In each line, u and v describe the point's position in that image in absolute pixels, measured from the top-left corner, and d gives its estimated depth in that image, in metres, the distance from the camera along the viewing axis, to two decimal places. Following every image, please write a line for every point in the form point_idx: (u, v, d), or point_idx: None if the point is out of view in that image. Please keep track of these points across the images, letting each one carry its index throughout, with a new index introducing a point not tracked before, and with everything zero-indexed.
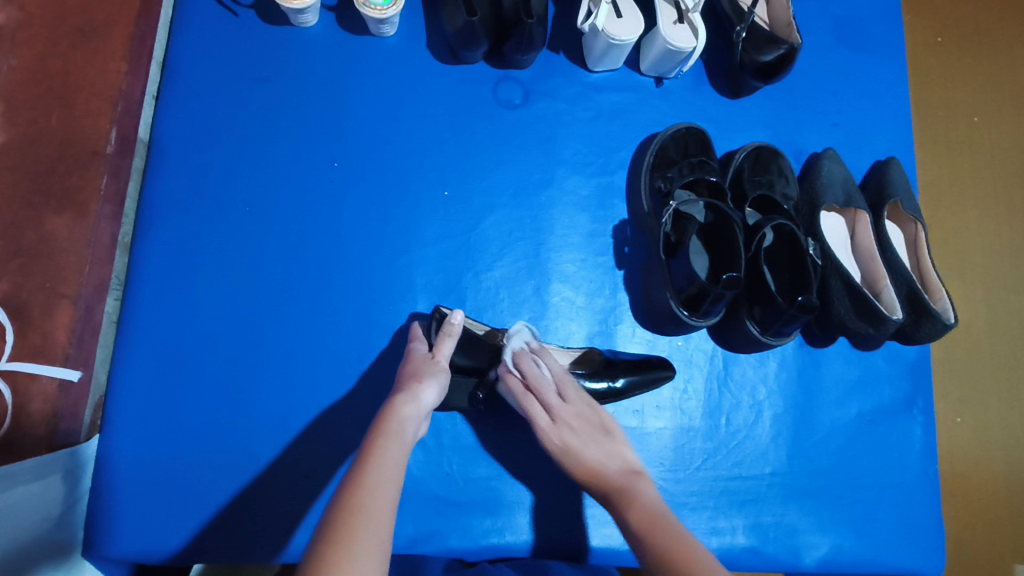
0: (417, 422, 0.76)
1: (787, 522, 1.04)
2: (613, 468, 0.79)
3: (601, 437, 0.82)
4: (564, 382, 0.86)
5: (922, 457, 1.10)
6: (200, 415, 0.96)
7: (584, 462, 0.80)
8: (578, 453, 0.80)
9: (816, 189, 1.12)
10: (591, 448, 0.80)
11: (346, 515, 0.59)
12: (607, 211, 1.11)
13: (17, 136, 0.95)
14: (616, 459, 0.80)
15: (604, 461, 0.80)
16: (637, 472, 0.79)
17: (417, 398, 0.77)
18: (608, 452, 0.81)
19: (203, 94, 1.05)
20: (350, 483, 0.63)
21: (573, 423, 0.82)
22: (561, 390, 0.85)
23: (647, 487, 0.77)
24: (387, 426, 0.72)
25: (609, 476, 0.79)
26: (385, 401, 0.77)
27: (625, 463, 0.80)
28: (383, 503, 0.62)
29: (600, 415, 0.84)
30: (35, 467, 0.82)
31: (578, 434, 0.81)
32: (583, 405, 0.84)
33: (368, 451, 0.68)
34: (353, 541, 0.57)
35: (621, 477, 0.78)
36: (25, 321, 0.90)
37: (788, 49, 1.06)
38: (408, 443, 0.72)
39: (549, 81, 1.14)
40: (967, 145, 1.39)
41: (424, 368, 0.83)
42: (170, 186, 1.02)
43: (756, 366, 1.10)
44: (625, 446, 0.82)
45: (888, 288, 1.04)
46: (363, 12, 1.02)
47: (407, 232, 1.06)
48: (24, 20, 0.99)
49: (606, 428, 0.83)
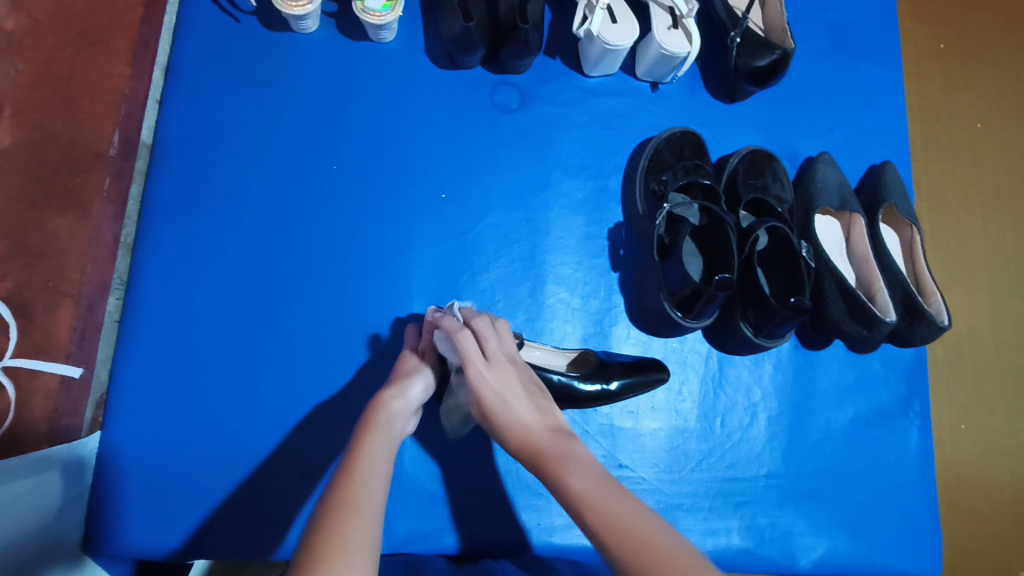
0: (405, 417, 0.77)
1: (783, 524, 1.05)
2: (538, 423, 0.73)
3: (534, 394, 0.76)
4: (497, 332, 0.83)
5: (919, 459, 1.10)
6: (200, 414, 0.97)
7: (510, 412, 0.74)
8: (507, 400, 0.74)
9: (811, 192, 1.13)
10: (519, 399, 0.75)
11: (336, 510, 0.60)
12: (603, 213, 1.12)
13: (22, 139, 0.96)
14: (546, 417, 0.74)
15: (532, 416, 0.74)
16: (567, 436, 0.72)
17: (406, 393, 0.79)
18: (538, 408, 0.75)
19: (205, 98, 1.07)
20: (340, 479, 0.64)
21: (507, 373, 0.77)
22: (496, 338, 0.82)
23: (578, 447, 0.71)
24: (375, 419, 0.73)
25: (534, 433, 0.72)
26: (374, 397, 0.77)
27: (556, 424, 0.74)
28: (372, 500, 0.62)
29: (531, 373, 0.79)
30: (34, 462, 0.84)
31: (506, 381, 0.76)
32: (518, 360, 0.80)
33: (356, 445, 0.69)
34: (345, 534, 0.57)
35: (547, 437, 0.71)
36: (29, 319, 0.90)
37: (781, 54, 1.07)
38: (396, 437, 0.74)
39: (545, 85, 1.15)
40: (967, 151, 1.39)
41: (413, 364, 0.84)
42: (172, 189, 1.04)
43: (751, 368, 1.11)
44: (555, 408, 0.76)
45: (883, 292, 1.05)
46: (363, 17, 1.04)
47: (405, 234, 1.07)
48: (31, 27, 1.00)
49: (538, 387, 0.78)
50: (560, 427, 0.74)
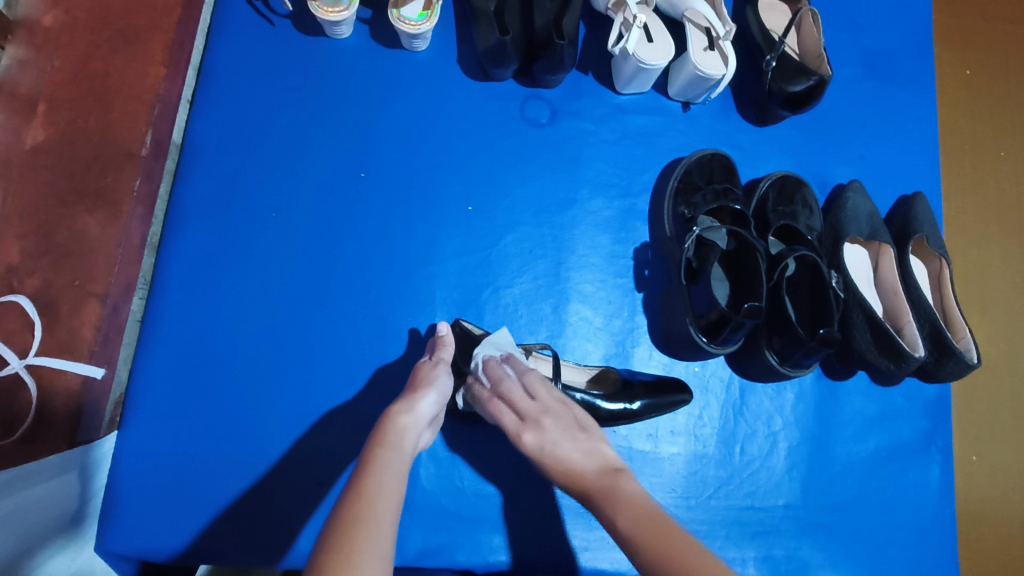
0: (417, 431, 0.75)
1: (800, 556, 1.03)
2: (587, 466, 0.74)
3: (578, 435, 0.77)
4: (534, 385, 0.83)
5: (940, 494, 1.09)
6: (221, 418, 0.97)
7: (560, 460, 0.75)
8: (552, 451, 0.76)
9: (841, 221, 1.12)
10: (568, 449, 0.75)
11: (348, 525, 0.59)
12: (629, 233, 1.11)
13: (55, 135, 0.97)
14: (594, 457, 0.75)
15: (581, 459, 0.75)
16: (617, 470, 0.74)
17: (415, 407, 0.76)
18: (584, 450, 0.75)
19: (237, 101, 1.07)
20: (351, 493, 0.63)
21: (548, 421, 0.78)
22: (531, 390, 0.82)
23: (628, 486, 0.72)
24: (384, 436, 0.71)
25: (587, 479, 0.73)
26: (382, 413, 0.75)
27: (603, 461, 0.75)
28: (385, 516, 0.61)
29: (575, 413, 0.80)
30: (49, 467, 0.83)
31: (547, 433, 0.77)
32: (557, 403, 0.80)
33: (366, 461, 0.68)
34: (354, 550, 0.57)
35: (600, 482, 0.73)
36: (53, 317, 0.91)
37: (817, 80, 1.05)
38: (407, 454, 0.72)
39: (576, 100, 1.14)
40: (993, 178, 1.37)
41: (425, 376, 0.83)
42: (200, 189, 1.04)
43: (773, 397, 1.09)
44: (603, 443, 0.77)
45: (911, 325, 1.03)
46: (397, 26, 1.03)
47: (430, 246, 1.06)
48: (68, 23, 1.02)
49: (582, 426, 0.78)
50: (609, 463, 0.75)
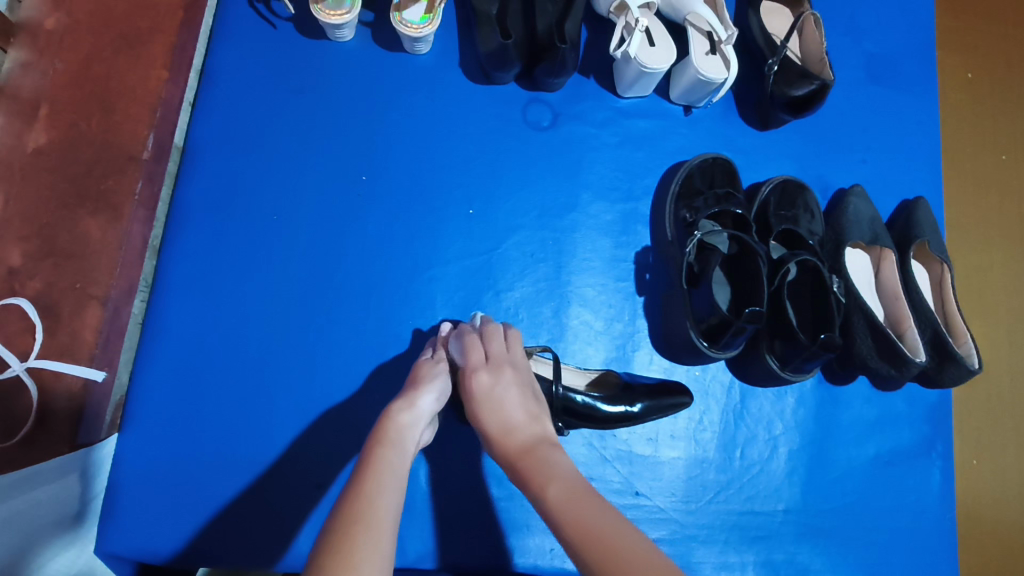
0: (417, 430, 0.75)
1: (799, 561, 1.03)
2: (523, 427, 0.74)
3: (530, 395, 0.77)
4: (512, 341, 0.85)
5: (940, 499, 1.08)
6: (222, 421, 0.97)
7: (500, 407, 0.75)
8: (499, 395, 0.76)
9: (843, 225, 1.11)
10: (515, 401, 0.76)
11: (347, 525, 0.59)
12: (630, 236, 1.11)
13: (57, 137, 0.97)
14: (534, 424, 0.74)
15: (519, 417, 0.74)
16: (551, 445, 0.72)
17: (415, 405, 0.77)
18: (529, 413, 0.75)
19: (239, 104, 1.07)
20: (351, 493, 0.63)
21: (508, 372, 0.79)
22: (508, 344, 0.84)
23: (549, 458, 0.70)
24: (384, 434, 0.71)
25: (517, 436, 0.73)
26: (382, 411, 0.76)
27: (542, 432, 0.74)
28: (384, 515, 0.61)
29: (534, 378, 0.81)
30: (51, 469, 0.83)
31: (504, 379, 0.78)
32: (524, 364, 0.82)
33: (367, 460, 0.68)
34: (353, 550, 0.56)
35: (521, 444, 0.72)
36: (54, 320, 0.91)
37: (820, 85, 1.05)
38: (408, 452, 0.72)
39: (578, 104, 1.14)
40: (995, 181, 1.37)
41: (425, 372, 0.83)
42: (202, 192, 1.04)
43: (774, 401, 1.09)
44: (547, 417, 0.76)
45: (913, 331, 1.03)
46: (399, 29, 1.03)
47: (431, 249, 1.06)
48: (71, 26, 1.02)
49: (536, 392, 0.79)
50: (543, 435, 0.73)
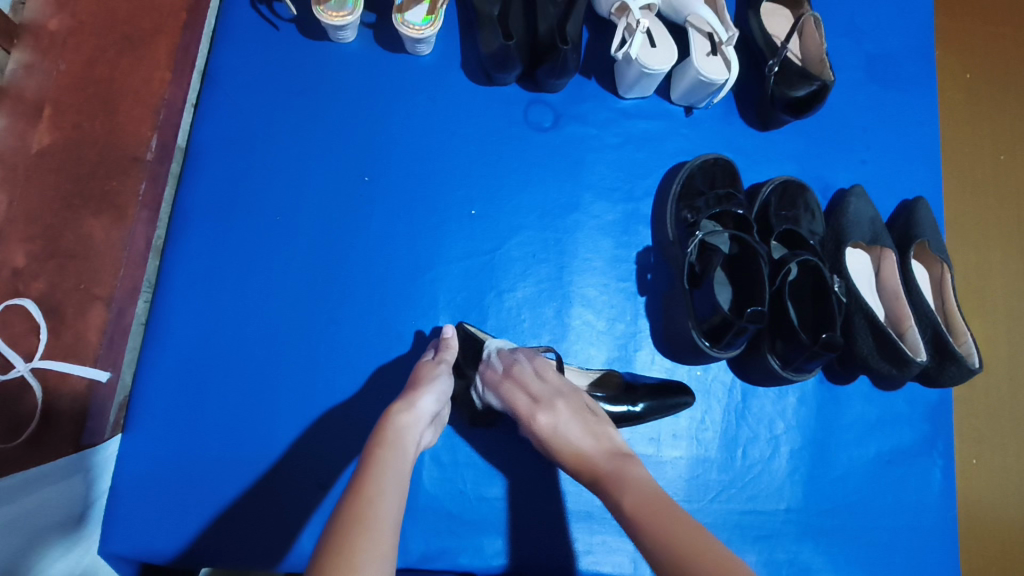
0: (417, 430, 0.75)
1: (801, 560, 1.04)
2: (595, 447, 0.76)
3: (590, 417, 0.80)
4: (543, 368, 0.87)
5: (941, 498, 1.09)
6: (226, 421, 0.97)
7: (568, 440, 0.78)
8: (562, 432, 0.78)
9: (843, 225, 1.12)
10: (575, 427, 0.78)
11: (348, 526, 0.59)
12: (632, 237, 1.12)
13: (61, 138, 0.98)
14: (602, 440, 0.77)
15: (590, 443, 0.77)
16: (625, 454, 0.75)
17: (414, 405, 0.77)
18: (595, 433, 0.78)
19: (242, 104, 1.07)
20: (351, 494, 0.63)
21: (561, 401, 0.81)
22: (541, 373, 0.86)
23: (635, 468, 0.73)
24: (384, 435, 0.72)
25: (593, 458, 0.75)
26: (383, 412, 0.76)
27: (614, 445, 0.77)
28: (386, 519, 0.61)
29: (583, 398, 0.83)
30: (57, 469, 0.83)
31: (559, 414, 0.80)
32: (568, 388, 0.85)
33: (367, 461, 0.68)
34: (353, 552, 0.56)
35: (609, 462, 0.74)
36: (59, 320, 0.91)
37: (821, 85, 1.05)
38: (407, 453, 0.72)
39: (579, 105, 1.15)
40: (993, 180, 1.38)
41: (425, 375, 0.84)
42: (205, 193, 1.04)
43: (775, 401, 1.10)
44: (612, 429, 0.79)
45: (914, 329, 1.04)
46: (401, 30, 1.03)
47: (434, 249, 1.07)
48: (74, 28, 1.03)
49: (591, 410, 0.82)
50: (621, 447, 0.77)
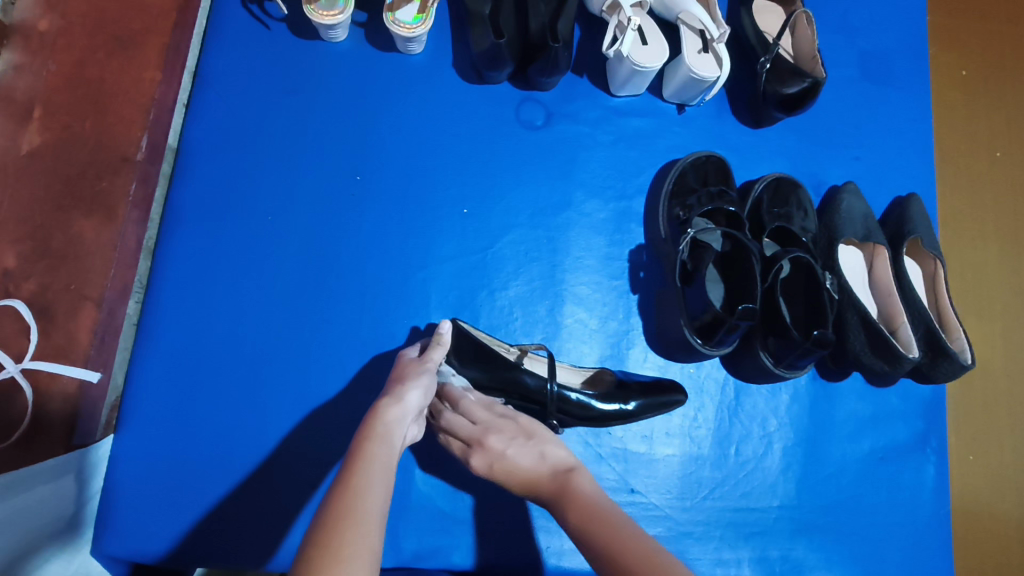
0: (404, 425, 0.76)
1: (794, 557, 1.04)
2: (538, 467, 0.81)
3: (523, 441, 0.83)
4: (468, 407, 0.87)
5: (934, 495, 1.09)
6: (218, 421, 0.97)
7: (510, 472, 0.82)
8: (501, 467, 0.82)
9: (835, 222, 1.12)
10: (517, 457, 0.82)
11: (337, 520, 0.59)
12: (625, 234, 1.12)
13: (51, 139, 0.98)
14: (543, 458, 0.82)
15: (532, 466, 0.81)
16: (568, 468, 0.81)
17: (402, 400, 0.78)
18: (534, 454, 0.82)
19: (233, 104, 1.07)
20: (339, 488, 0.64)
21: (492, 437, 0.84)
22: (468, 414, 0.87)
23: (579, 480, 0.78)
24: (372, 429, 0.73)
25: (541, 481, 0.80)
26: (371, 407, 0.77)
27: (554, 461, 0.81)
28: (373, 513, 0.62)
29: (517, 422, 0.86)
30: (47, 469, 0.83)
31: (494, 452, 0.83)
32: (499, 419, 0.86)
33: (355, 455, 0.69)
34: (342, 545, 0.57)
35: (554, 481, 0.79)
36: (49, 321, 0.92)
37: (811, 83, 1.06)
38: (395, 446, 0.73)
39: (571, 103, 1.15)
40: (987, 177, 1.38)
41: (411, 371, 0.84)
42: (196, 193, 1.04)
43: (768, 398, 1.10)
44: (549, 443, 0.83)
45: (905, 327, 1.04)
46: (392, 29, 1.03)
47: (426, 248, 1.07)
48: (64, 27, 1.02)
49: (527, 432, 0.85)
50: (562, 462, 0.81)
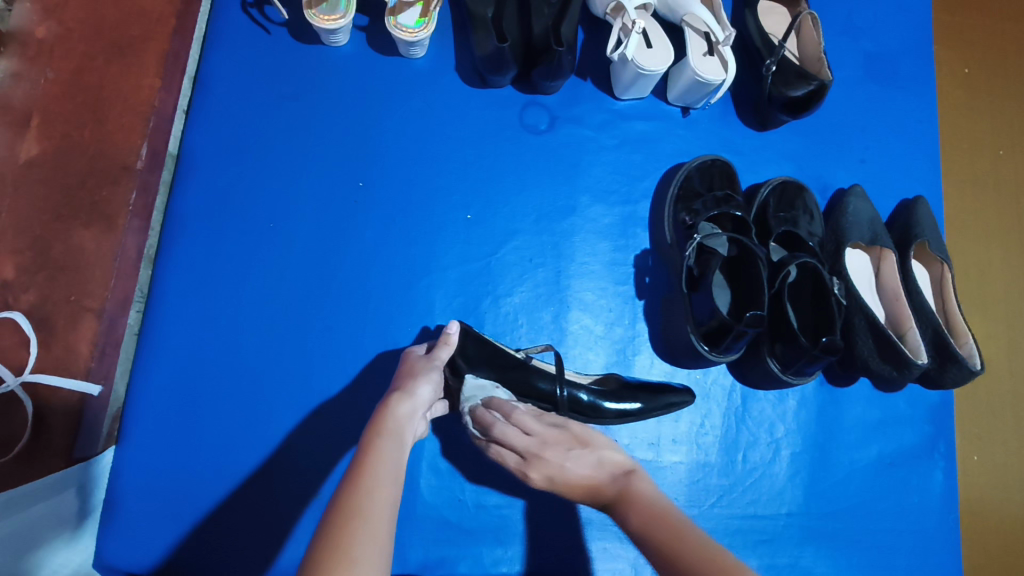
0: (414, 421, 0.76)
1: (803, 564, 1.03)
2: (599, 474, 0.79)
3: (579, 450, 0.80)
4: (523, 419, 0.82)
5: (943, 499, 1.08)
6: (221, 431, 0.96)
7: (573, 483, 0.79)
8: (565, 480, 0.79)
9: (842, 226, 1.11)
10: (576, 468, 0.79)
11: (346, 520, 0.59)
12: (630, 239, 1.11)
13: (49, 148, 0.97)
14: (601, 464, 0.80)
15: (592, 474, 0.79)
16: (628, 471, 0.79)
17: (413, 394, 0.78)
18: (592, 462, 0.79)
19: (234, 110, 1.06)
20: (348, 485, 0.63)
21: (550, 452, 0.80)
22: (524, 427, 0.82)
23: (639, 484, 0.76)
24: (384, 424, 0.72)
25: (603, 487, 0.78)
26: (381, 401, 0.77)
27: (613, 467, 0.79)
28: (382, 510, 0.61)
29: (571, 432, 0.82)
30: (48, 485, 0.82)
31: (555, 462, 0.79)
32: (551, 429, 0.82)
33: (366, 448, 0.69)
34: (352, 544, 0.57)
35: (615, 485, 0.77)
36: (50, 332, 0.92)
37: (818, 85, 1.05)
38: (405, 441, 0.73)
39: (575, 107, 1.14)
40: (993, 176, 1.37)
41: (419, 367, 0.84)
42: (198, 201, 1.02)
43: (776, 404, 1.09)
44: (605, 449, 0.81)
45: (914, 331, 1.03)
46: (394, 34, 1.02)
47: (429, 254, 1.06)
48: (62, 34, 1.01)
49: (583, 440, 0.82)
50: (619, 465, 0.79)
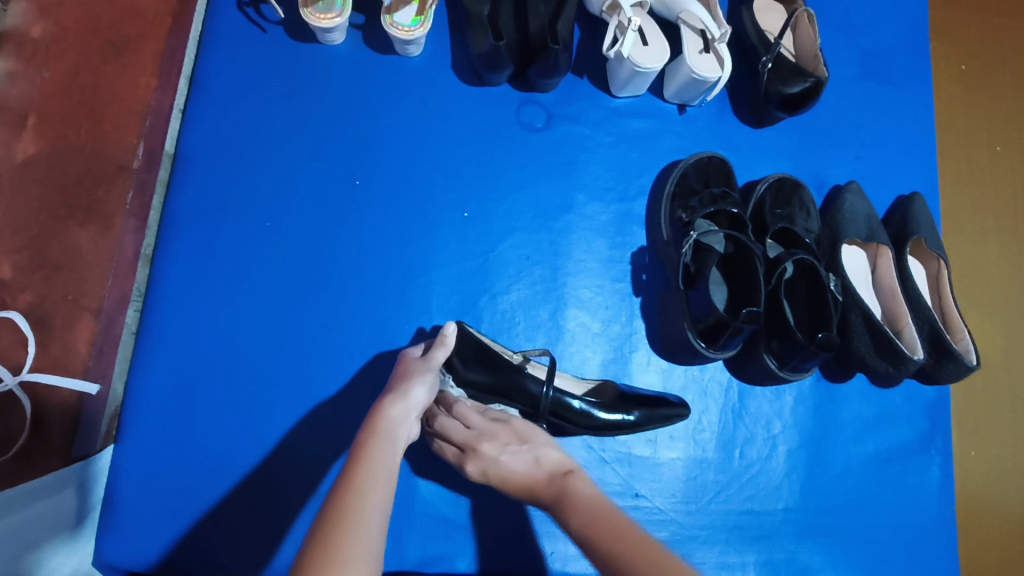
0: (407, 424, 0.76)
1: (800, 559, 1.03)
2: (534, 472, 0.80)
3: (517, 446, 0.82)
4: (467, 412, 0.86)
5: (939, 494, 1.09)
6: (219, 429, 0.96)
7: (503, 476, 0.81)
8: (495, 473, 0.81)
9: (838, 222, 1.11)
10: (511, 461, 0.81)
11: (336, 523, 0.59)
12: (626, 237, 1.11)
13: (45, 148, 0.97)
14: (540, 463, 0.80)
15: (523, 470, 0.80)
16: (566, 472, 0.79)
17: (408, 398, 0.77)
18: (530, 458, 0.81)
19: (230, 109, 1.06)
20: (339, 488, 0.63)
21: (485, 444, 0.82)
22: (463, 418, 0.86)
23: (577, 485, 0.76)
24: (376, 427, 0.72)
25: (537, 484, 0.79)
26: (375, 403, 0.77)
27: (551, 466, 0.80)
28: (374, 512, 0.62)
29: (512, 427, 0.84)
30: (49, 483, 0.82)
31: (487, 455, 0.82)
32: (492, 424, 0.85)
33: (358, 452, 0.69)
34: (341, 547, 0.57)
35: (552, 485, 0.77)
36: (47, 331, 0.92)
37: (815, 82, 1.06)
38: (399, 445, 0.73)
39: (571, 105, 1.14)
40: (989, 172, 1.37)
41: (414, 369, 0.83)
42: (194, 200, 1.02)
43: (772, 400, 1.09)
44: (545, 448, 0.82)
45: (910, 327, 1.03)
46: (391, 33, 1.02)
47: (426, 252, 1.06)
48: (57, 34, 1.01)
49: (523, 437, 0.83)
50: (557, 464, 0.80)
